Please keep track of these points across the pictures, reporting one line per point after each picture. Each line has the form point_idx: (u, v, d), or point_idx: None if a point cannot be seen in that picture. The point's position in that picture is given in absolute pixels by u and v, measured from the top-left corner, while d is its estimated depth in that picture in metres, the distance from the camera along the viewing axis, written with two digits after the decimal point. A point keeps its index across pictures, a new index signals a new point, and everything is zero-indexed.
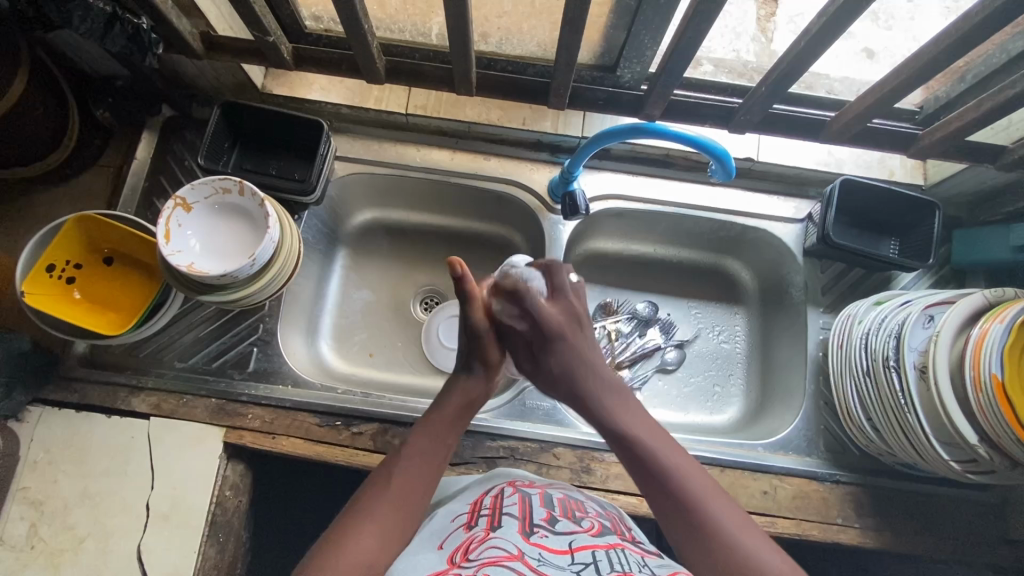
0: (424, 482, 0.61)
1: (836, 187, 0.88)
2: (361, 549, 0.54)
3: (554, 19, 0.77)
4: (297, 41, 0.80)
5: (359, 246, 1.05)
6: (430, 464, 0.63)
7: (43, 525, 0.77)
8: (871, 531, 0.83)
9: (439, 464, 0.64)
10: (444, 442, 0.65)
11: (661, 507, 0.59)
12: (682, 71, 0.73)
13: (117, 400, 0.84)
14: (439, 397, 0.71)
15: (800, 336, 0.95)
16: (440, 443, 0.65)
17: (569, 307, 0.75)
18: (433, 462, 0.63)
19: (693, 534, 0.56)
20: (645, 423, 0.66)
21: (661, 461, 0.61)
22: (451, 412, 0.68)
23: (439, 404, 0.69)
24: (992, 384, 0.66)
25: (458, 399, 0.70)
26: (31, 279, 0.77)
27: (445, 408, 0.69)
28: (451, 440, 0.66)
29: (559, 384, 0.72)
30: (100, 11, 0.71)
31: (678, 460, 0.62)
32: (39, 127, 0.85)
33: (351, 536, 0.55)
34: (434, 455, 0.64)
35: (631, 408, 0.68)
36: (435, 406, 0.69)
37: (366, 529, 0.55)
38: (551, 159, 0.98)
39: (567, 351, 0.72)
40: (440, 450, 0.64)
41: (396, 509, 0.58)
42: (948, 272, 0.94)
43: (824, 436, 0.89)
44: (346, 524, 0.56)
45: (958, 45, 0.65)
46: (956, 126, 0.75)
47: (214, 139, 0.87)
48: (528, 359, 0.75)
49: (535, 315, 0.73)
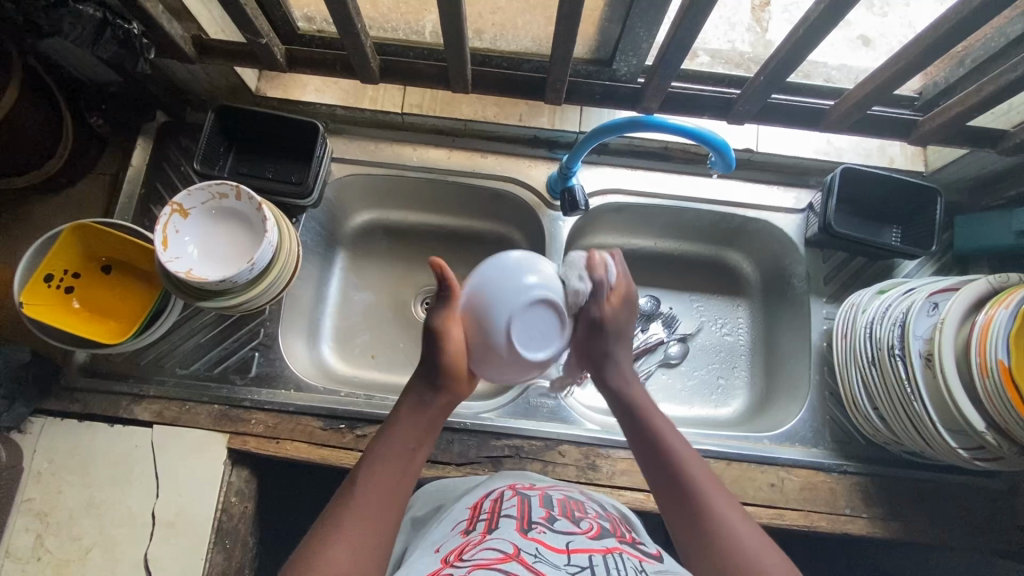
0: (390, 492, 0.60)
1: (835, 176, 0.87)
2: (332, 562, 0.53)
3: (548, 14, 0.76)
4: (290, 43, 0.80)
5: (359, 248, 1.04)
6: (388, 470, 0.62)
7: (49, 536, 0.77)
8: (880, 521, 0.83)
9: (402, 475, 0.62)
10: (405, 450, 0.64)
11: (676, 518, 0.60)
12: (680, 61, 0.72)
13: (119, 409, 0.83)
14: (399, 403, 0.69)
15: (804, 326, 0.94)
16: (403, 451, 0.64)
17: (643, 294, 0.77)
18: (394, 471, 0.62)
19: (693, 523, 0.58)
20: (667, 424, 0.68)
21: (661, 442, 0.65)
22: (414, 417, 0.67)
23: (398, 408, 0.68)
24: (999, 370, 0.65)
25: (412, 402, 0.68)
26: (29, 290, 0.76)
27: (402, 413, 0.67)
28: (412, 445, 0.65)
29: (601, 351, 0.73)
30: (91, 17, 0.70)
31: (691, 464, 0.63)
32: (32, 135, 0.84)
33: (323, 549, 0.54)
34: (398, 464, 0.63)
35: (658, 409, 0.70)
36: (395, 407, 0.68)
37: (338, 544, 0.55)
38: (549, 155, 0.98)
39: (626, 329, 0.74)
40: (406, 458, 0.64)
41: (362, 528, 0.56)
42: (951, 257, 0.94)
43: (829, 425, 0.88)
44: (319, 536, 0.56)
45: (956, 30, 0.65)
46: (957, 111, 0.75)
47: (209, 144, 0.86)
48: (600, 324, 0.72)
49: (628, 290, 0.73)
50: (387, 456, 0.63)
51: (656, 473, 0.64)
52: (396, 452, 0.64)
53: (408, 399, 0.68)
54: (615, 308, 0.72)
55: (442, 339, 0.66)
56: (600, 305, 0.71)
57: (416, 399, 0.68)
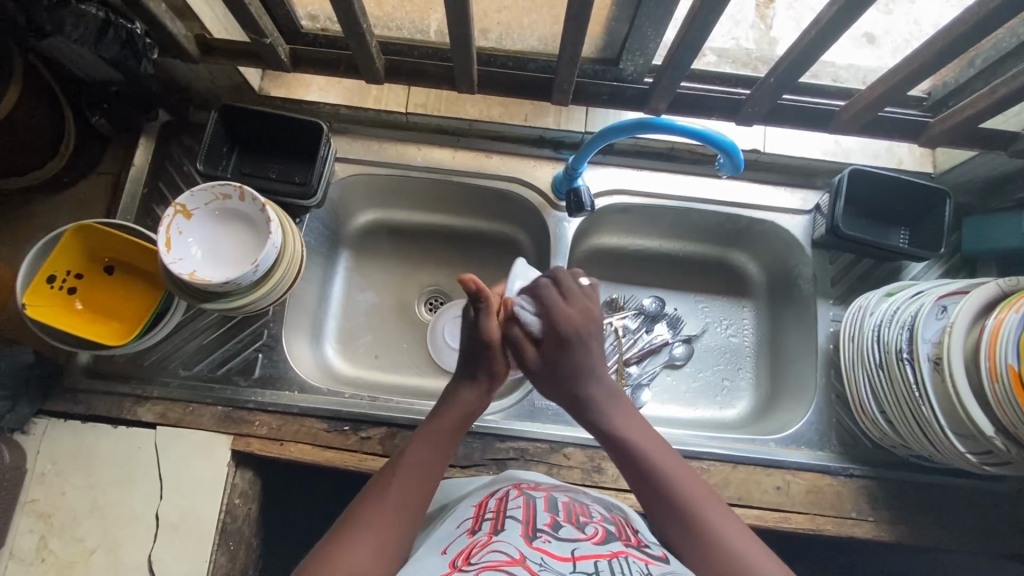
0: (420, 496, 0.60)
1: (844, 177, 0.86)
2: (354, 561, 0.53)
3: (556, 13, 0.75)
4: (294, 42, 0.79)
5: (362, 248, 1.04)
6: (425, 474, 0.62)
7: (52, 538, 0.77)
8: (886, 524, 0.83)
9: (434, 477, 0.63)
10: (439, 453, 0.65)
11: (670, 534, 0.60)
12: (690, 63, 0.72)
13: (122, 410, 0.83)
14: (438, 405, 0.70)
15: (810, 328, 0.94)
16: (438, 456, 0.64)
17: (588, 311, 0.72)
18: (428, 475, 0.62)
19: (691, 543, 0.58)
20: (646, 434, 0.67)
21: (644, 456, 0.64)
22: (452, 422, 0.67)
23: (437, 413, 0.69)
24: (1008, 375, 0.65)
25: (458, 410, 0.68)
26: (32, 292, 0.75)
27: (445, 418, 0.68)
28: (448, 451, 0.66)
29: (563, 393, 0.70)
30: (94, 17, 0.70)
31: (677, 474, 0.63)
32: (34, 134, 0.84)
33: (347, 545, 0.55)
34: (431, 466, 0.63)
35: (634, 418, 0.68)
36: (436, 412, 0.69)
37: (360, 540, 0.55)
38: (554, 155, 0.97)
39: (584, 365, 0.70)
40: (439, 463, 0.64)
41: (387, 526, 0.57)
42: (959, 259, 0.93)
43: (836, 429, 0.88)
44: (344, 532, 0.56)
45: (970, 33, 0.64)
46: (969, 113, 0.74)
47: (213, 143, 0.85)
48: (537, 372, 0.71)
49: (555, 334, 0.70)
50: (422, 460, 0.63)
51: (643, 489, 0.63)
52: (433, 456, 0.64)
53: (451, 401, 0.69)
54: (549, 356, 0.70)
55: (492, 346, 0.70)
56: (532, 359, 0.71)
57: (465, 408, 0.69)
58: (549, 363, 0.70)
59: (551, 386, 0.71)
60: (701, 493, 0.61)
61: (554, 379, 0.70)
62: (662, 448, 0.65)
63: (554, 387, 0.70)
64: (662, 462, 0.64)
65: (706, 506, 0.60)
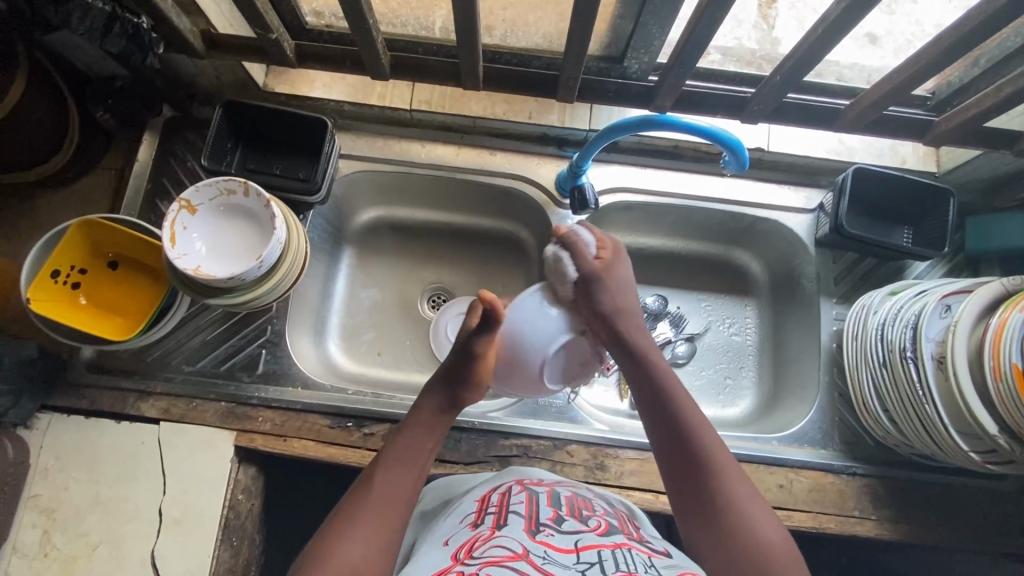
0: (406, 491, 0.61)
1: (847, 176, 0.87)
2: (348, 556, 0.53)
3: (561, 10, 0.76)
4: (298, 38, 0.79)
5: (365, 245, 1.04)
6: (410, 470, 0.63)
7: (56, 533, 0.77)
8: (888, 522, 0.83)
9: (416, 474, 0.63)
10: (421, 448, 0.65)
11: (688, 489, 0.62)
12: (696, 60, 0.72)
13: (126, 406, 0.83)
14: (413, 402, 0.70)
15: (813, 326, 0.94)
16: (420, 452, 0.65)
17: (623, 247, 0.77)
18: (412, 470, 0.63)
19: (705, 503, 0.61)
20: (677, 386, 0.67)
21: (673, 409, 0.65)
22: (428, 418, 0.68)
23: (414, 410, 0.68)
24: (1013, 374, 0.65)
25: (434, 406, 0.68)
26: (36, 286, 0.76)
27: (422, 413, 0.68)
28: (429, 446, 0.66)
29: (608, 303, 0.70)
30: (99, 12, 0.69)
31: (703, 432, 0.64)
32: (38, 129, 0.83)
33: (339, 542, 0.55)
34: (414, 462, 0.64)
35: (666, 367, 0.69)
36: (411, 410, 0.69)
37: (353, 537, 0.55)
38: (558, 152, 0.97)
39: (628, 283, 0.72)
40: (421, 458, 0.64)
41: (378, 523, 0.57)
42: (962, 259, 0.93)
43: (838, 428, 0.88)
44: (336, 527, 0.56)
45: (975, 32, 0.64)
46: (974, 112, 0.74)
47: (217, 139, 0.85)
48: (592, 273, 0.70)
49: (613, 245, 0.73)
50: (405, 456, 0.64)
51: (669, 440, 0.65)
52: (416, 452, 0.65)
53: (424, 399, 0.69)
54: (607, 260, 0.71)
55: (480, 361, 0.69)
56: (590, 263, 0.70)
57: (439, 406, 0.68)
58: (605, 267, 0.71)
59: (602, 290, 0.70)
60: (724, 455, 0.63)
61: (609, 283, 0.70)
62: (693, 403, 0.66)
63: (603, 292, 0.69)
64: (690, 417, 0.65)
65: (727, 470, 0.62)
